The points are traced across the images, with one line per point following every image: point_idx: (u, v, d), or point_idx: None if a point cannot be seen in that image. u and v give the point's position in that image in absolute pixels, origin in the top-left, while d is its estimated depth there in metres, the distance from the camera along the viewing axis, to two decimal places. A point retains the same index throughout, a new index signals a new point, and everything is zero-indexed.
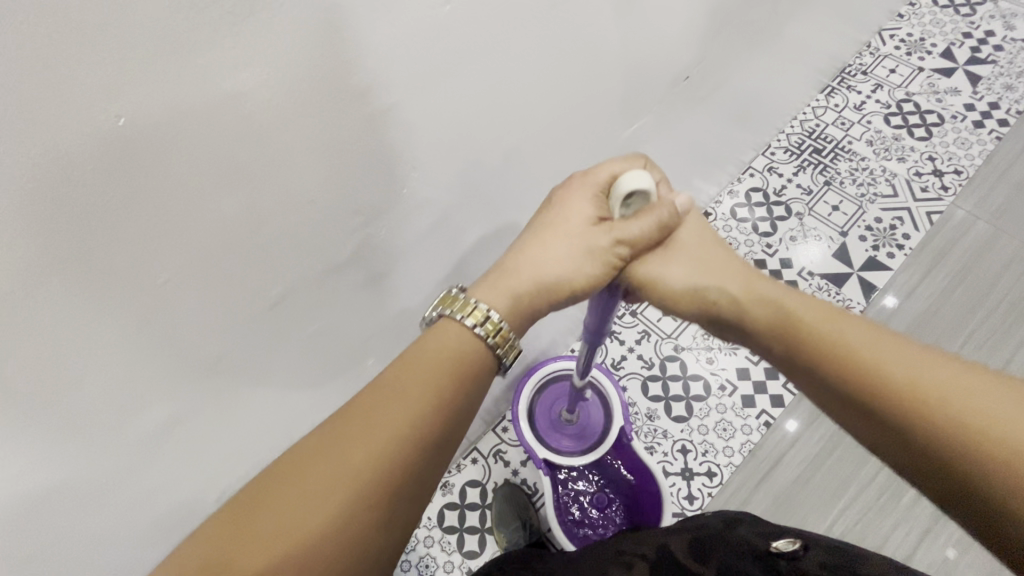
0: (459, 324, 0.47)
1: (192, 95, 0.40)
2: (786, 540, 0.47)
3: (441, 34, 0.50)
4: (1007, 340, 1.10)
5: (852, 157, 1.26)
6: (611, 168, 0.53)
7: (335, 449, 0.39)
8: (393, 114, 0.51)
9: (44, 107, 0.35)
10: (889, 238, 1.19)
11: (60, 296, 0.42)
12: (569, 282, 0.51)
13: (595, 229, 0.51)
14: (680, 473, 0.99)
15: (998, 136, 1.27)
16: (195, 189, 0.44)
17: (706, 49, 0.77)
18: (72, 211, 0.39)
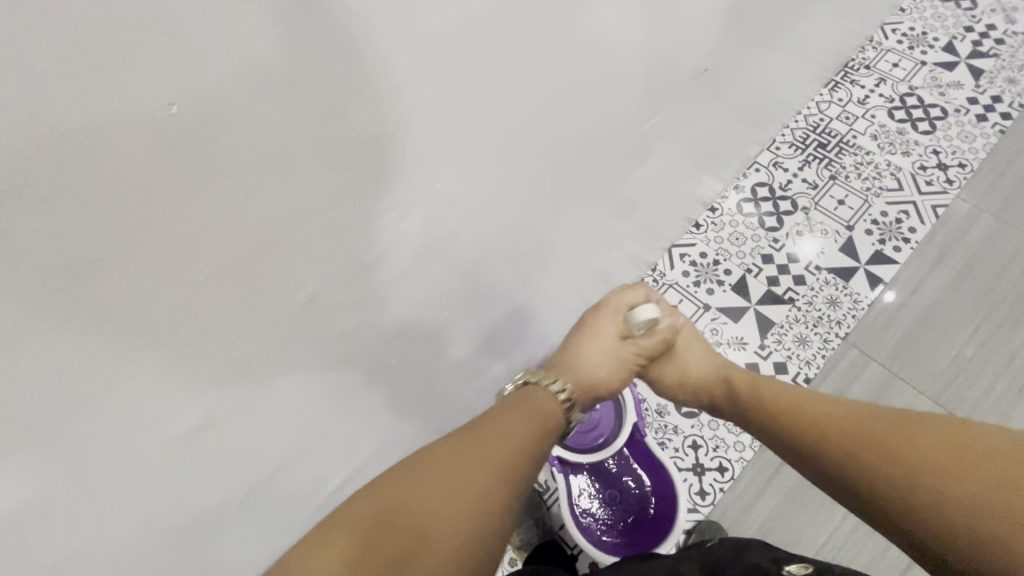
0: (545, 388, 0.61)
1: (230, 70, 0.35)
2: (800, 564, 0.48)
3: (482, 25, 0.45)
4: (1014, 332, 1.10)
5: (856, 151, 1.26)
6: (624, 300, 0.71)
7: (465, 454, 0.47)
8: (427, 110, 0.46)
9: (87, 80, 0.30)
10: (895, 232, 1.19)
11: (108, 297, 0.37)
12: (607, 383, 0.68)
13: (623, 345, 0.68)
14: (691, 469, 0.99)
15: (1001, 130, 1.27)
16: (236, 179, 0.39)
17: (726, 38, 0.74)
18: (127, 198, 0.35)
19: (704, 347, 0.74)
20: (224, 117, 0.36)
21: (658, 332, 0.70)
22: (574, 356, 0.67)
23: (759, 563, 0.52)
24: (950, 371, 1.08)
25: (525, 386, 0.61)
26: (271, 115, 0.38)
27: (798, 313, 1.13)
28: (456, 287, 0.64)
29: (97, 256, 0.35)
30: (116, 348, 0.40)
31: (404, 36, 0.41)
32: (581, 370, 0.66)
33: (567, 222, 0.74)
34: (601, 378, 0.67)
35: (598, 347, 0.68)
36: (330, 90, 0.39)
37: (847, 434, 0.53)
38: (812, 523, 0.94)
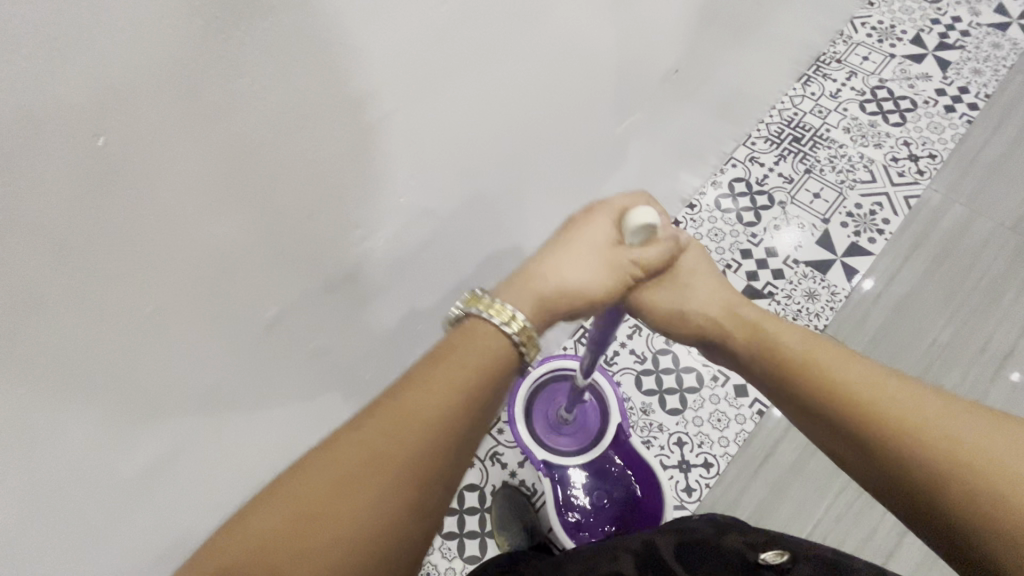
0: (488, 322, 0.45)
1: (194, 119, 0.34)
2: (774, 551, 0.48)
3: (442, 38, 0.43)
4: (987, 318, 1.13)
5: (830, 145, 1.28)
6: (618, 204, 0.55)
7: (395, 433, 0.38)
8: (390, 125, 0.44)
9: (47, 138, 0.30)
10: (869, 223, 1.21)
11: (72, 335, 0.36)
12: (585, 292, 0.52)
13: (612, 250, 0.53)
14: (677, 466, 0.99)
15: (969, 120, 1.30)
16: (190, 210, 0.38)
17: (699, 38, 0.74)
18: (83, 239, 0.34)
19: (713, 278, 0.60)
20: (171, 141, 0.34)
21: (655, 243, 0.54)
22: (550, 270, 0.52)
23: (733, 547, 0.51)
24: (926, 359, 1.10)
25: (467, 318, 0.45)
26: (229, 137, 0.37)
27: (778, 307, 1.14)
28: (434, 296, 0.63)
29: (44, 298, 0.34)
30: (70, 388, 0.38)
31: (356, 50, 0.39)
32: (555, 286, 0.51)
33: (544, 225, 0.73)
34: (580, 297, 0.52)
35: (579, 261, 0.52)
36: (287, 105, 0.38)
37: (901, 407, 0.46)
38: (796, 514, 0.96)
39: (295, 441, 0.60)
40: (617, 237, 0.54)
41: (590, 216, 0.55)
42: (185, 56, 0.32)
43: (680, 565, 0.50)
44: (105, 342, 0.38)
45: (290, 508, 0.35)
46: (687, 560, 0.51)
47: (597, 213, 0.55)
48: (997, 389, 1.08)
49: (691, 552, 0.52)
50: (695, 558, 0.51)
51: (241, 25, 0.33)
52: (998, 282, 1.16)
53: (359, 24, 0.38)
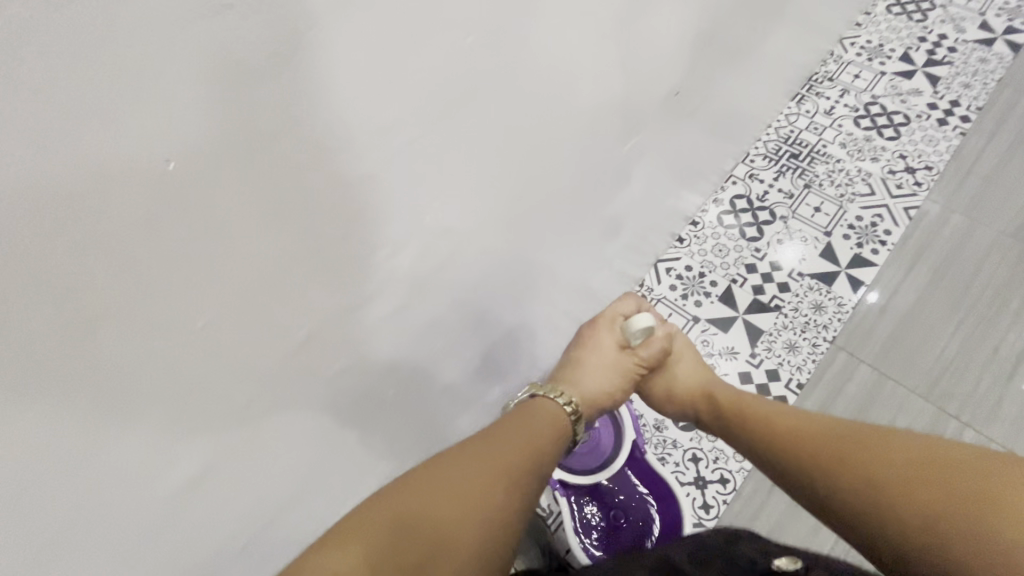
0: (553, 402, 0.61)
1: (250, 137, 0.35)
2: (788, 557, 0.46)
3: (462, 61, 0.45)
4: (995, 325, 1.13)
5: (828, 160, 1.31)
6: (621, 310, 0.72)
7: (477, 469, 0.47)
8: (415, 145, 0.45)
9: (124, 159, 0.30)
10: (871, 235, 1.22)
11: (130, 355, 0.37)
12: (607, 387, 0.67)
13: (624, 354, 0.69)
14: (693, 483, 0.99)
15: (962, 132, 1.33)
16: (236, 230, 0.37)
17: (696, 59, 0.77)
18: (143, 260, 0.34)
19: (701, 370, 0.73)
20: (226, 158, 0.34)
21: (654, 341, 0.71)
22: (578, 371, 0.66)
23: (749, 555, 0.51)
24: (937, 367, 1.10)
25: (534, 399, 0.61)
26: (272, 154, 0.36)
27: (786, 320, 1.14)
28: (450, 314, 0.64)
29: (84, 310, 0.33)
30: (101, 406, 0.37)
31: (387, 73, 0.40)
32: (585, 380, 0.66)
33: (552, 245, 0.75)
34: (604, 390, 0.67)
35: (601, 361, 0.68)
36: (325, 129, 0.38)
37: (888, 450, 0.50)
38: (817, 529, 0.94)
39: (318, 464, 0.60)
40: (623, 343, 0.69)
41: (597, 325, 0.71)
42: (221, 64, 0.32)
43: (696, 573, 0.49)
44: (141, 355, 0.37)
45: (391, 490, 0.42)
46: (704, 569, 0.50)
47: (605, 323, 0.71)
48: (1010, 396, 1.07)
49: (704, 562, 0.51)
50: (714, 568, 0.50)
51: (291, 43, 0.34)
52: (1003, 290, 1.17)
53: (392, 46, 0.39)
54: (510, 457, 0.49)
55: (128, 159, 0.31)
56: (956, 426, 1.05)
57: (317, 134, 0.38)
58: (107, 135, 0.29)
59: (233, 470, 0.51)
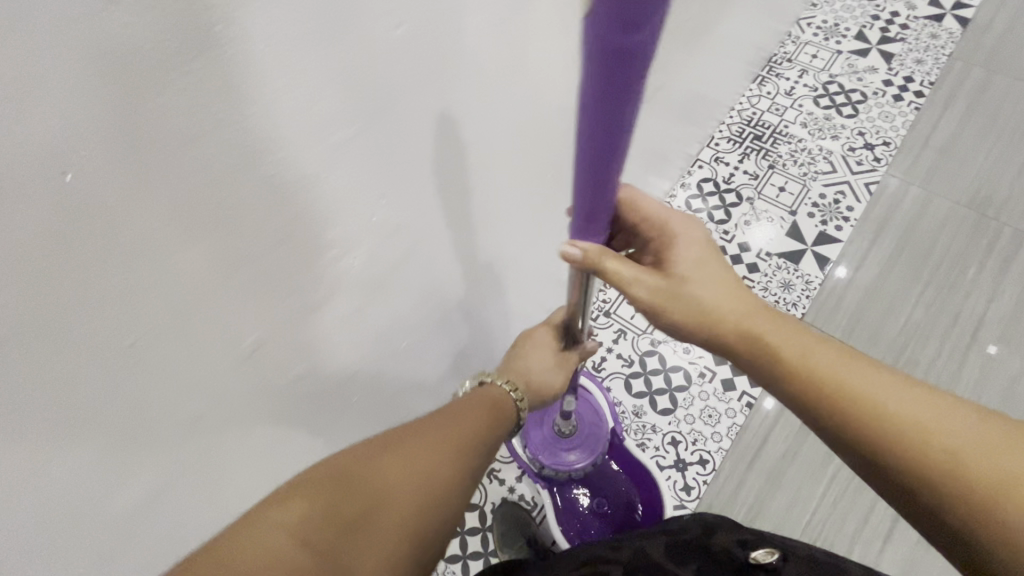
0: (499, 387, 0.63)
1: (174, 148, 0.33)
2: (764, 550, 0.48)
3: (399, 59, 0.43)
4: (955, 294, 1.17)
5: (790, 140, 1.33)
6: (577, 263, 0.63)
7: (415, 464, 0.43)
8: (357, 141, 0.44)
9: (38, 177, 0.28)
10: (834, 212, 1.25)
11: (68, 378, 0.35)
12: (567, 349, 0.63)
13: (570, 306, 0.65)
14: (673, 466, 1.00)
15: (917, 107, 1.36)
16: (165, 239, 0.36)
17: None
18: (70, 278, 0.32)
19: (708, 266, 0.56)
20: (148, 166, 0.33)
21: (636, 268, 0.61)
22: (519, 361, 0.68)
23: (725, 545, 0.52)
24: (902, 337, 1.13)
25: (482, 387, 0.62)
26: (203, 156, 0.35)
27: None
28: (416, 312, 0.64)
29: (22, 334, 0.31)
30: (44, 433, 0.36)
31: (326, 67, 0.39)
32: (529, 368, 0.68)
33: (515, 237, 0.74)
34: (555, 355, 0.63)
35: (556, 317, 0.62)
36: (256, 125, 0.37)
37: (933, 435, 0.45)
38: (794, 501, 0.97)
39: (287, 469, 0.60)
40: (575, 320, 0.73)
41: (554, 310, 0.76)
42: (142, 69, 0.30)
43: (673, 562, 0.50)
44: (90, 372, 0.36)
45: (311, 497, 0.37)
46: (677, 556, 0.51)
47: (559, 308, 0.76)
48: (970, 361, 1.11)
49: (681, 555, 0.51)
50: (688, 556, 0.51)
51: (215, 47, 0.32)
52: (961, 259, 1.20)
53: (330, 40, 0.38)
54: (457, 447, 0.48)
55: (37, 175, 0.28)
56: None
57: (256, 134, 0.37)
58: (23, 155, 0.28)
59: (193, 484, 0.49)
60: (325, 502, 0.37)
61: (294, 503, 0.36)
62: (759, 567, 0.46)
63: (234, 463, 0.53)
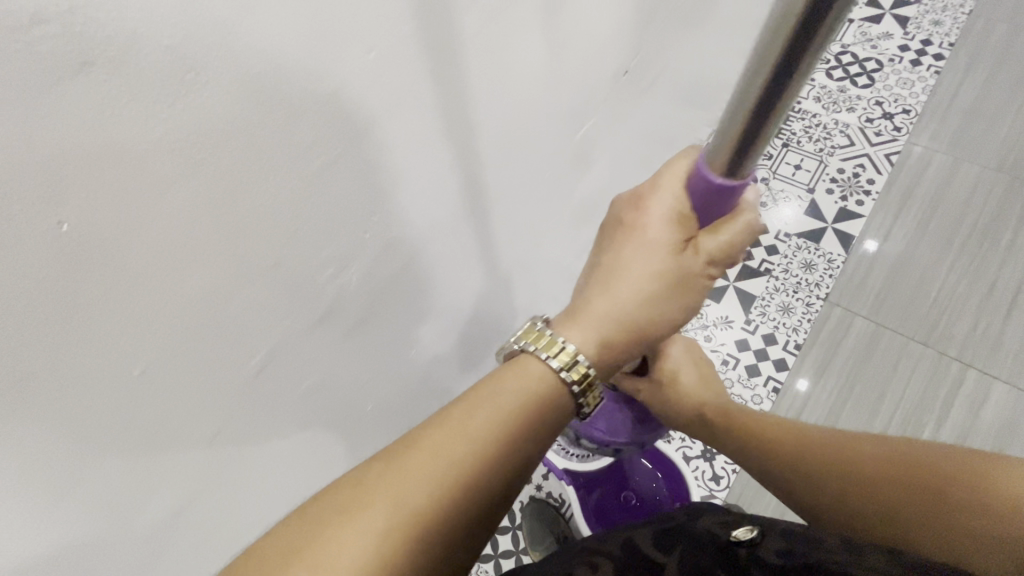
0: (542, 362, 0.45)
1: (158, 190, 0.34)
2: (744, 528, 0.49)
3: (372, 83, 0.44)
4: (990, 262, 1.12)
5: (803, 116, 1.29)
6: (670, 193, 0.49)
7: (406, 480, 0.36)
8: (342, 163, 0.45)
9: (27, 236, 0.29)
10: (855, 186, 1.21)
11: (81, 416, 0.36)
12: (646, 319, 0.51)
13: (678, 258, 0.50)
14: (701, 456, 0.99)
15: (937, 71, 1.31)
16: (161, 274, 0.37)
17: (643, 37, 0.76)
18: (75, 324, 0.33)
19: (698, 369, 0.70)
20: (133, 209, 0.34)
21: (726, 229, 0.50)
22: (598, 298, 0.50)
23: (708, 527, 0.53)
24: (934, 311, 1.09)
25: (523, 354, 0.46)
26: (186, 194, 0.36)
27: (778, 283, 1.12)
28: (423, 318, 0.65)
29: (33, 371, 0.32)
30: (64, 471, 0.37)
31: (302, 99, 0.40)
32: (611, 312, 0.49)
33: (519, 237, 0.74)
34: (636, 317, 0.50)
35: (638, 265, 0.50)
36: (242, 153, 0.38)
37: (858, 454, 0.54)
38: None
39: (308, 480, 0.61)
40: (676, 241, 0.50)
41: (641, 210, 0.51)
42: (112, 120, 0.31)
43: (656, 550, 0.50)
44: (102, 397, 0.37)
45: (283, 545, 0.33)
46: (662, 541, 0.51)
47: (650, 210, 0.50)
48: (1010, 331, 1.07)
49: (666, 542, 0.51)
50: (672, 539, 0.51)
51: (180, 93, 0.33)
52: (994, 225, 1.16)
53: (316, 41, 0.39)
54: (471, 441, 0.39)
55: (27, 235, 0.29)
56: (958, 367, 1.05)
57: (255, 139, 0.38)
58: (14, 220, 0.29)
59: (218, 500, 0.51)
60: (288, 560, 0.33)
61: (265, 552, 0.33)
62: (739, 544, 0.48)
63: (255, 476, 0.54)
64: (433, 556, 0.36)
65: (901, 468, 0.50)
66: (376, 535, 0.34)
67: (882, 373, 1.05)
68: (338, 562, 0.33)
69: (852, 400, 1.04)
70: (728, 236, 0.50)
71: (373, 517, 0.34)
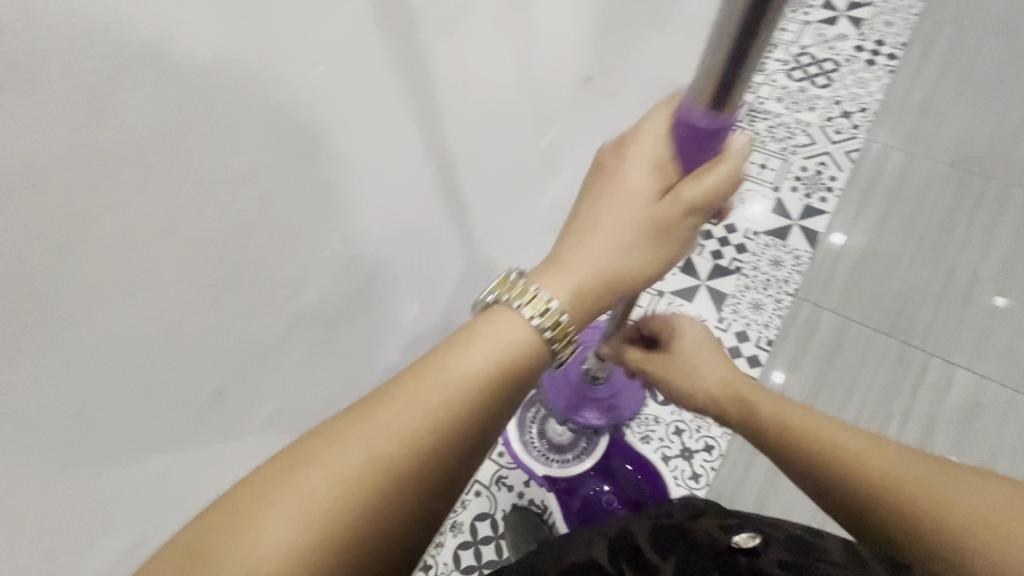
0: (517, 312, 0.39)
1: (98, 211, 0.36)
2: (746, 535, 0.49)
3: (315, 105, 0.47)
4: (947, 253, 1.16)
5: (767, 116, 1.31)
6: (652, 136, 0.44)
7: (363, 452, 0.33)
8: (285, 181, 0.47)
9: None
10: (818, 183, 1.24)
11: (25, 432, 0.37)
12: (625, 272, 0.43)
13: (660, 203, 0.43)
14: (679, 455, 0.99)
15: (891, 70, 1.35)
16: (104, 292, 0.38)
17: (603, 45, 0.77)
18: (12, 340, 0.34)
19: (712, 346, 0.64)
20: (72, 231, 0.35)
21: (720, 174, 0.43)
22: (572, 244, 0.44)
23: (708, 530, 0.53)
24: (897, 302, 1.13)
25: (498, 305, 0.40)
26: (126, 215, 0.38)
27: (748, 280, 1.14)
28: None
29: None
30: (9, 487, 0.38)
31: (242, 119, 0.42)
32: (586, 266, 0.42)
33: None
34: (618, 277, 0.43)
35: (619, 215, 0.43)
36: (183, 176, 0.40)
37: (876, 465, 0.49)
38: None
39: None
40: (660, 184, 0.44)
41: (622, 156, 0.44)
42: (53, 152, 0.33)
43: (654, 552, 0.50)
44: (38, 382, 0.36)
45: (219, 527, 0.31)
46: (659, 542, 0.51)
47: (631, 155, 0.44)
48: (969, 320, 1.11)
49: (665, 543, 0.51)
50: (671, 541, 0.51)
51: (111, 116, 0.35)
52: (949, 218, 1.20)
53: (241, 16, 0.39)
54: (440, 403, 0.35)
55: None
56: (921, 356, 1.08)
57: (174, 117, 0.38)
58: None
59: (168, 514, 0.50)
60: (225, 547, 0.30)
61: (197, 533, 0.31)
62: (738, 551, 0.48)
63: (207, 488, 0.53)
64: (396, 519, 0.34)
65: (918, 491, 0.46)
66: (319, 521, 0.31)
67: (850, 364, 1.08)
68: (270, 551, 0.30)
69: (823, 393, 1.06)
70: (718, 179, 0.42)
71: (316, 499, 0.31)
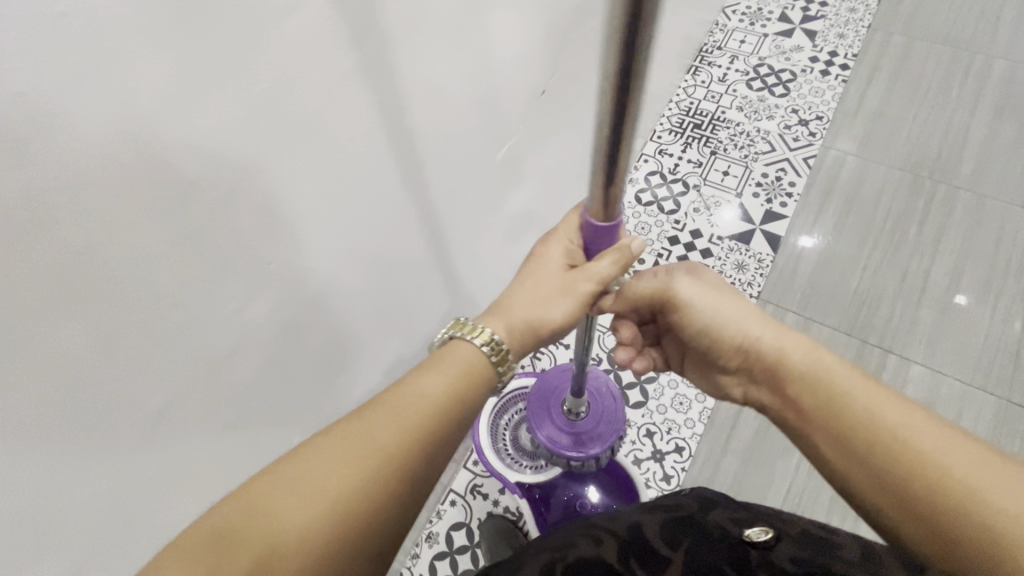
0: (470, 343, 0.51)
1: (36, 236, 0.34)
2: (759, 527, 0.44)
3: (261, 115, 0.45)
4: (902, 254, 1.21)
5: (728, 125, 1.36)
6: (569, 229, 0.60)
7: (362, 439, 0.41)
8: (236, 197, 0.46)
9: None
10: (778, 189, 1.28)
11: None
12: (542, 323, 0.56)
13: (571, 274, 0.58)
14: (651, 457, 1.01)
15: (844, 80, 1.41)
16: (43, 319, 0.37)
17: (560, 59, 0.79)
18: None
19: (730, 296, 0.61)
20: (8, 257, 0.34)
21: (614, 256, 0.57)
22: (509, 300, 0.58)
23: (719, 520, 0.47)
24: (856, 302, 1.17)
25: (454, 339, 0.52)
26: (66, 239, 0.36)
27: None
28: None
29: None
30: None
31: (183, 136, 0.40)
32: (519, 317, 0.56)
33: None
34: (540, 327, 0.56)
35: (540, 284, 0.58)
36: (121, 195, 0.38)
37: (870, 426, 0.48)
38: (770, 479, 1.00)
39: None
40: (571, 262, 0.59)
41: (547, 241, 0.60)
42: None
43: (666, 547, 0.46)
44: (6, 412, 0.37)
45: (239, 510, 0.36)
46: (668, 535, 0.47)
47: (553, 240, 0.60)
48: (924, 317, 1.15)
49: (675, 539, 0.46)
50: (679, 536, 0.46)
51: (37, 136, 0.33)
52: (903, 220, 1.25)
53: (189, 9, 0.37)
54: (422, 402, 0.45)
55: None
56: (880, 353, 1.12)
57: (105, 103, 0.35)
58: None
59: (117, 532, 0.49)
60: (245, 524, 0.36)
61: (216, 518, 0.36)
62: (752, 546, 0.42)
63: (159, 505, 0.52)
64: (388, 506, 0.41)
65: (901, 452, 0.45)
66: (329, 499, 0.38)
67: None
68: (286, 524, 0.36)
69: None
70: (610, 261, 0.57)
71: (325, 479, 0.38)
